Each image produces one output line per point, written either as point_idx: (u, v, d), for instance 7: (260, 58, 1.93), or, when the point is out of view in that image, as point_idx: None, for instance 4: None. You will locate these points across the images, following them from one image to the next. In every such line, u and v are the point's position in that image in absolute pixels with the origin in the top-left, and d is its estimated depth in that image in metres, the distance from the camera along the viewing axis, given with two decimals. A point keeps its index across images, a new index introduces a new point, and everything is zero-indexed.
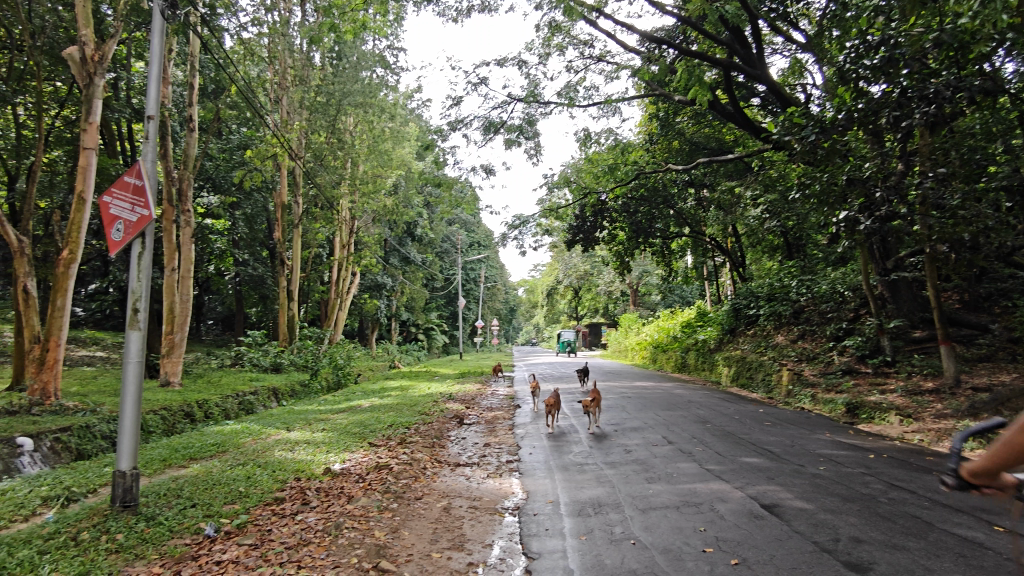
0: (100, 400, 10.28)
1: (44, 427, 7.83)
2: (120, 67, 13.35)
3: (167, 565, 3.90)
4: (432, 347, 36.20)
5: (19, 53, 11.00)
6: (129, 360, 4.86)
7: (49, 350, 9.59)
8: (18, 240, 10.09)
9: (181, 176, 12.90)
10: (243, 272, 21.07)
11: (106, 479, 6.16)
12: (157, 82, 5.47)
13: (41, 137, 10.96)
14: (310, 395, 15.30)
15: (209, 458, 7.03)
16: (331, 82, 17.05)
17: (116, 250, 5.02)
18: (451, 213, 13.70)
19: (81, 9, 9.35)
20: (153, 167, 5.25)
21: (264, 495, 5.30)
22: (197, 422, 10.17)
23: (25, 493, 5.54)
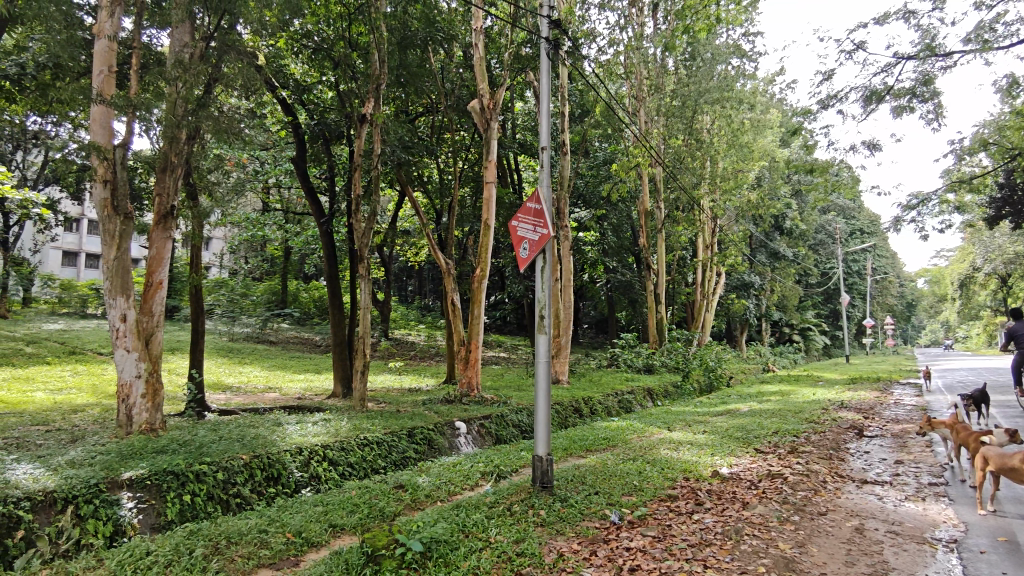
0: (508, 393, 12.10)
1: (472, 414, 9.55)
2: (507, 110, 15.67)
3: (585, 544, 4.34)
4: (810, 349, 33.10)
5: (438, 113, 13.74)
6: (541, 360, 5.55)
7: (472, 351, 11.63)
8: (446, 263, 12.53)
9: (558, 196, 14.36)
10: (613, 278, 22.48)
11: (525, 461, 7.21)
12: (547, 114, 6.22)
13: (455, 178, 13.43)
14: (683, 396, 15.45)
15: (602, 451, 7.66)
16: (687, 84, 17.07)
17: (524, 266, 5.87)
18: (828, 200, 12.32)
19: (478, 67, 11.25)
20: (549, 191, 5.93)
21: (658, 490, 5.52)
22: (585, 416, 11.19)
23: (469, 466, 6.85)
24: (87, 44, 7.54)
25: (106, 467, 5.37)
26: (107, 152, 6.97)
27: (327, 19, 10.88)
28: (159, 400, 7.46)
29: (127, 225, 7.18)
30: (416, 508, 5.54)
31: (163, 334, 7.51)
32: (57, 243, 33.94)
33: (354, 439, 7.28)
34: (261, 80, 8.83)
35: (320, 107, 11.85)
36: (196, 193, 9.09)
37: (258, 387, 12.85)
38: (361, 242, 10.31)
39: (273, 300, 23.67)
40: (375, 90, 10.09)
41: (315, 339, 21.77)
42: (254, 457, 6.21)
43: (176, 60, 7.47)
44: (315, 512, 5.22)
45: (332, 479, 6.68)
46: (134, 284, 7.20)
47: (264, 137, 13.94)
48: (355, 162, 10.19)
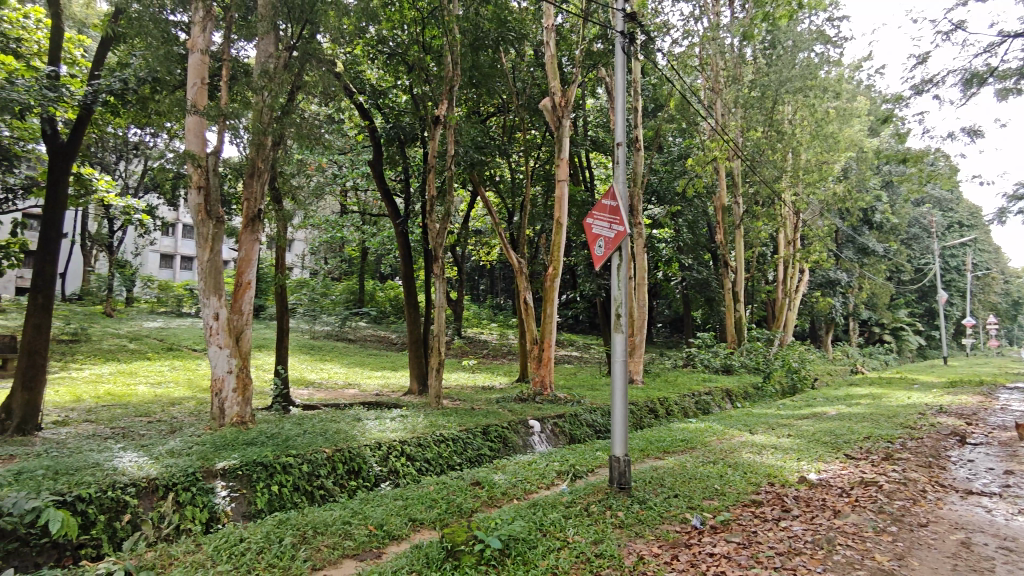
0: (582, 393, 12.00)
1: (546, 413, 9.53)
2: (578, 107, 15.55)
3: (666, 548, 4.24)
4: (903, 350, 31.20)
5: (510, 112, 13.78)
6: (617, 359, 5.47)
7: (545, 350, 11.62)
8: (519, 262, 12.56)
9: (631, 193, 14.14)
10: (689, 276, 21.97)
11: (601, 461, 7.13)
12: (621, 109, 6.12)
13: (527, 177, 13.43)
14: (764, 398, 14.89)
15: (680, 453, 7.47)
16: (766, 74, 16.43)
17: (600, 263, 5.80)
18: (923, 191, 11.56)
19: (550, 65, 11.22)
20: (625, 187, 5.84)
21: (741, 495, 5.34)
22: (661, 417, 10.95)
23: (545, 465, 6.84)
24: (181, 58, 7.98)
25: (202, 457, 5.69)
26: (201, 160, 7.39)
27: (401, 25, 11.12)
28: (248, 394, 7.83)
29: (219, 228, 7.59)
30: (493, 505, 5.58)
31: (252, 331, 7.89)
32: (156, 247, 36.31)
33: (431, 436, 7.41)
34: (340, 87, 9.12)
35: (394, 111, 12.12)
36: (281, 197, 9.49)
37: (338, 384, 13.31)
38: (435, 242, 10.46)
39: (352, 300, 24.48)
40: (448, 92, 10.22)
41: (392, 337, 22.35)
42: (336, 451, 6.42)
43: (262, 70, 7.82)
44: (396, 506, 5.33)
45: (409, 473, 6.81)
46: (225, 284, 7.60)
47: (342, 141, 14.41)
48: (429, 163, 10.35)
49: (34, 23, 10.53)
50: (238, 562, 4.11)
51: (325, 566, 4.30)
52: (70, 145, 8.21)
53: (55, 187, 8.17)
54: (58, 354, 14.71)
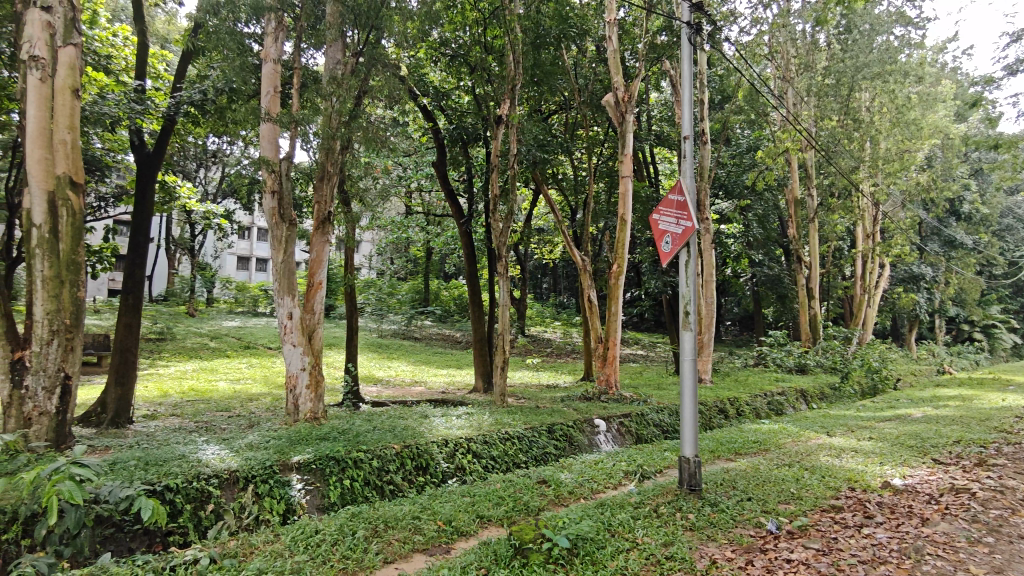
0: (648, 392, 11.78)
1: (612, 412, 9.42)
2: (642, 102, 15.30)
3: (740, 553, 4.12)
4: (996, 349, 29.19)
5: (572, 110, 13.70)
6: (685, 358, 5.35)
7: (610, 349, 11.47)
8: (582, 260, 12.45)
9: (698, 188, 13.79)
10: (759, 272, 21.27)
11: (670, 462, 6.99)
12: (688, 102, 5.96)
13: (590, 174, 13.30)
14: (842, 399, 14.24)
15: (753, 455, 7.23)
16: (841, 60, 15.71)
17: (667, 260, 5.72)
18: (1017, 178, 10.77)
19: (613, 60, 11.07)
20: (693, 182, 5.70)
21: (819, 500, 5.12)
22: (731, 418, 10.64)
23: (612, 465, 6.76)
24: (256, 69, 8.34)
25: (278, 451, 5.91)
26: (274, 166, 7.67)
27: (463, 26, 11.21)
28: (321, 390, 8.09)
29: (292, 231, 7.86)
30: (560, 504, 5.56)
31: (323, 329, 8.14)
32: (233, 249, 38.10)
33: (496, 434, 7.46)
34: (404, 90, 9.28)
35: (458, 112, 12.25)
36: (349, 200, 9.75)
37: (405, 381, 13.59)
38: (499, 241, 10.50)
39: (417, 299, 24.95)
40: (510, 92, 10.24)
41: (456, 336, 22.63)
42: (405, 447, 6.54)
43: (331, 77, 8.07)
44: (464, 502, 5.39)
45: (476, 470, 6.87)
46: (298, 285, 7.86)
47: (407, 144, 14.69)
48: (492, 162, 10.39)
49: (122, 41, 11.21)
50: (314, 552, 4.25)
51: (397, 559, 4.39)
52: (156, 154, 8.68)
53: (143, 195, 8.67)
54: (146, 352, 15.65)
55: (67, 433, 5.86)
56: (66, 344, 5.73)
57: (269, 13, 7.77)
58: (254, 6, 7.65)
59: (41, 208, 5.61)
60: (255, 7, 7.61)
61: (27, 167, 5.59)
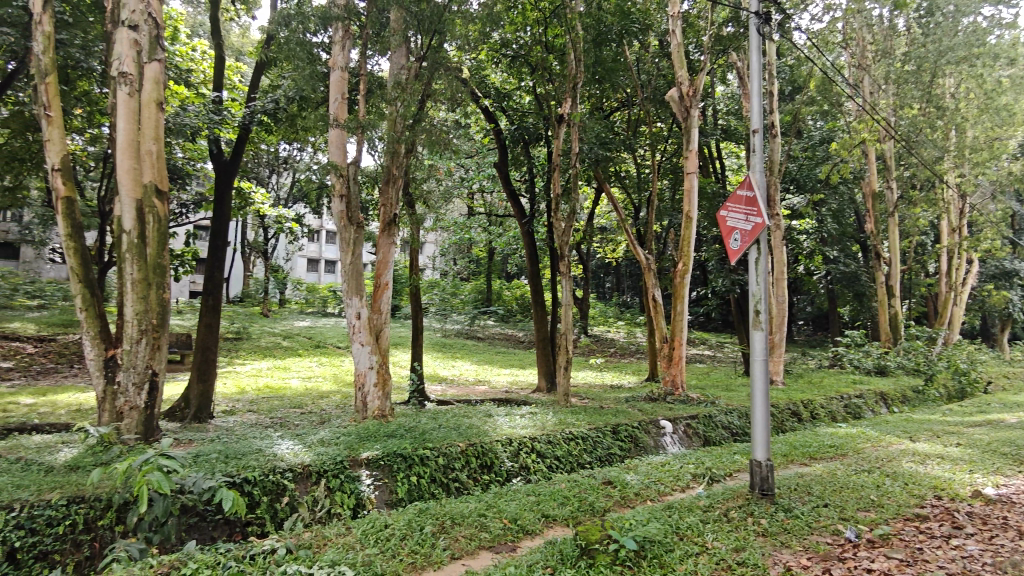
0: (716, 393, 11.50)
1: (678, 413, 9.23)
2: (707, 96, 14.93)
3: (816, 561, 3.96)
4: None
5: (635, 106, 13.51)
6: (756, 358, 5.18)
7: (675, 349, 11.24)
8: (646, 258, 12.25)
9: (768, 183, 13.34)
10: (834, 270, 20.39)
11: (740, 466, 6.79)
12: (758, 94, 5.77)
13: (654, 171, 13.07)
14: (926, 403, 13.48)
15: (829, 460, 6.94)
16: (923, 44, 14.87)
17: (736, 257, 5.55)
18: None
19: (677, 55, 10.86)
20: (763, 176, 5.52)
21: (903, 508, 4.86)
22: (805, 421, 10.24)
23: (679, 467, 6.63)
24: (324, 77, 8.62)
25: (348, 447, 6.09)
26: (342, 170, 7.90)
27: (524, 27, 11.25)
28: (388, 388, 8.27)
29: (359, 233, 8.07)
30: (626, 506, 5.50)
31: (390, 329, 8.32)
32: (304, 252, 39.56)
33: (561, 433, 7.43)
34: (466, 92, 9.38)
35: (519, 112, 12.31)
36: (413, 202, 9.93)
37: (469, 380, 13.75)
38: (561, 241, 10.46)
39: (480, 299, 25.20)
40: (572, 90, 10.18)
41: (519, 335, 22.72)
42: (469, 445, 6.61)
43: (396, 82, 8.24)
44: (529, 501, 5.40)
45: (540, 470, 6.88)
46: (366, 285, 8.06)
47: (469, 145, 14.86)
48: (554, 162, 10.36)
49: (200, 55, 11.79)
50: (384, 546, 4.35)
51: (463, 555, 4.45)
52: (233, 161, 9.09)
53: (220, 201, 9.09)
54: (225, 351, 16.45)
55: (155, 427, 6.21)
56: (153, 343, 6.08)
57: (337, 22, 8.01)
58: (323, 16, 7.91)
59: (131, 215, 5.97)
60: (324, 17, 7.87)
61: (118, 178, 5.96)
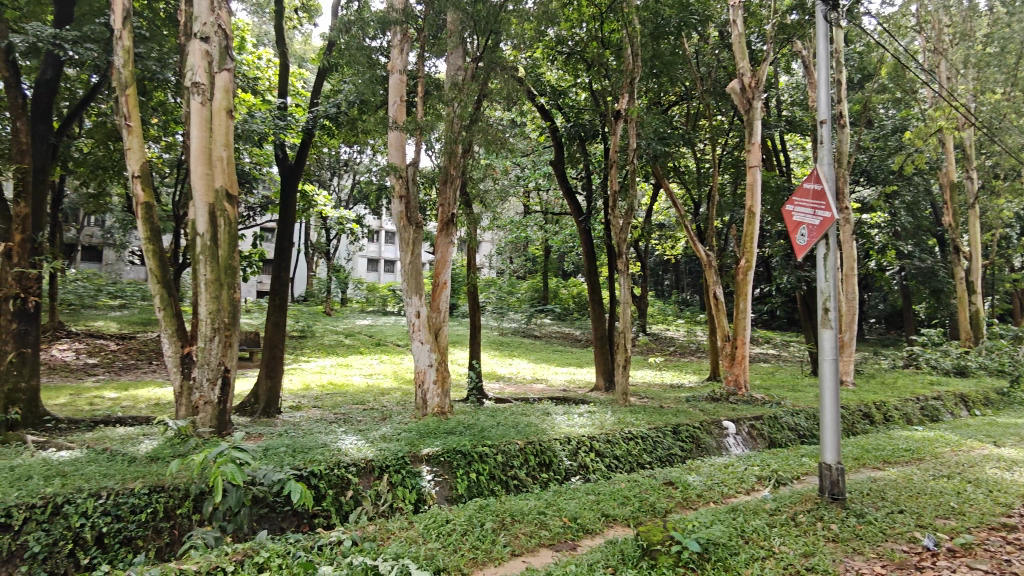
0: (782, 394, 11.13)
1: (742, 414, 9.00)
2: (770, 87, 14.45)
3: (891, 569, 3.79)
4: None
5: (694, 100, 13.22)
6: (825, 357, 4.99)
7: (738, 348, 10.95)
8: (707, 255, 11.98)
9: (836, 175, 12.82)
10: (908, 265, 19.42)
11: (808, 469, 6.56)
12: (824, 84, 5.55)
13: (714, 165, 12.75)
14: (1012, 406, 12.69)
15: (905, 465, 6.63)
16: (1007, 25, 13.97)
17: (803, 254, 5.35)
18: None
19: (738, 46, 10.57)
20: (831, 168, 5.31)
21: (987, 517, 4.60)
22: (878, 424, 9.81)
23: (744, 469, 6.45)
24: (384, 80, 8.81)
25: (409, 443, 6.20)
26: (401, 171, 8.05)
27: (580, 23, 11.16)
28: (447, 386, 8.38)
29: (418, 233, 8.21)
30: (689, 507, 5.39)
31: (449, 327, 8.41)
32: (365, 253, 40.49)
33: (620, 433, 7.36)
34: (522, 91, 9.38)
35: (575, 109, 12.24)
36: (470, 201, 10.01)
37: (527, 379, 13.76)
38: (619, 239, 10.34)
39: (537, 298, 25.21)
40: (629, 85, 10.03)
41: (576, 334, 22.61)
42: (528, 443, 6.63)
43: (453, 83, 8.33)
44: (589, 500, 5.37)
45: (599, 470, 6.83)
46: (425, 284, 8.20)
47: (525, 144, 14.87)
48: (611, 159, 10.24)
49: (266, 63, 12.22)
50: (446, 541, 4.42)
51: (524, 552, 4.47)
52: (297, 165, 9.39)
53: (286, 204, 9.41)
54: (291, 349, 17.01)
55: (228, 421, 6.49)
56: (225, 341, 6.34)
57: (395, 26, 8.14)
58: (381, 21, 8.06)
59: (204, 219, 6.25)
60: (383, 22, 8.01)
61: (191, 183, 6.24)
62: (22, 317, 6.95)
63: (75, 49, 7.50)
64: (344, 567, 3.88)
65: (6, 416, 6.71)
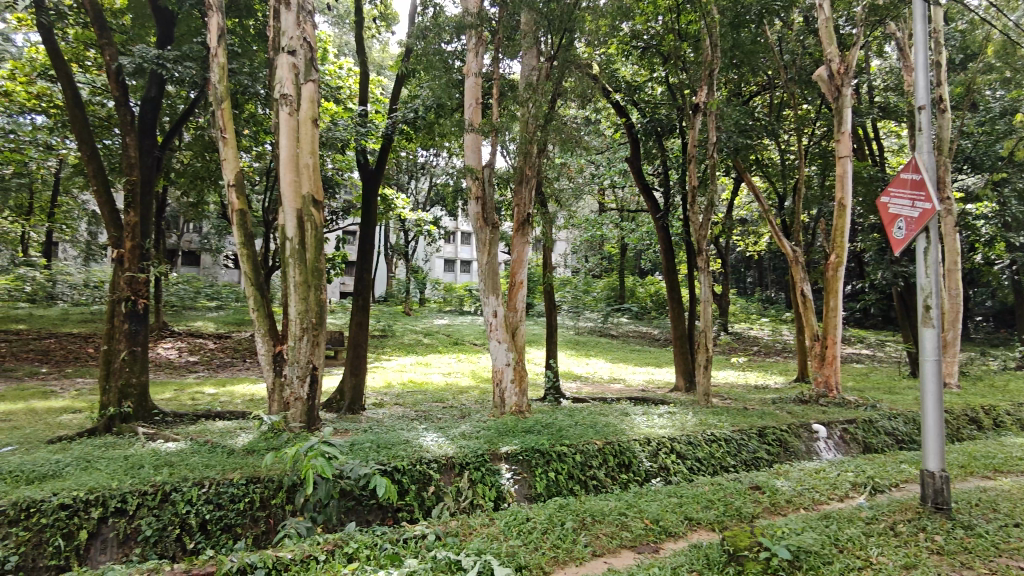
0: (877, 397, 10.53)
1: (833, 417, 8.58)
2: (861, 72, 13.68)
3: None
4: None
5: (778, 89, 12.70)
6: (926, 358, 4.68)
7: (828, 347, 10.44)
8: (793, 251, 11.48)
9: (936, 163, 11.98)
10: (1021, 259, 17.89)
11: (908, 477, 6.18)
12: (924, 65, 5.20)
13: (800, 157, 12.21)
14: None
15: (1019, 475, 6.12)
16: None
17: (901, 248, 5.04)
18: None
19: (823, 31, 10.10)
20: (932, 156, 4.97)
21: None
22: (987, 430, 9.10)
23: (836, 475, 6.15)
24: (460, 84, 8.97)
25: (489, 441, 6.29)
26: (478, 172, 8.17)
27: (655, 17, 10.95)
28: (525, 385, 8.42)
29: (495, 233, 8.30)
30: (777, 513, 5.20)
31: (526, 326, 8.44)
32: (442, 253, 41.26)
33: (702, 435, 7.17)
34: (597, 89, 9.31)
35: (651, 104, 12.04)
36: (546, 201, 10.02)
37: (605, 379, 13.64)
38: (699, 235, 10.07)
39: (614, 296, 24.92)
40: (708, 77, 9.76)
41: (654, 333, 22.19)
42: (607, 444, 6.57)
43: (527, 83, 8.37)
44: (671, 503, 5.28)
45: (681, 472, 6.68)
46: (502, 285, 8.27)
47: (600, 141, 14.74)
48: (690, 153, 10.01)
49: (348, 72, 12.68)
50: (527, 539, 4.45)
51: (605, 553, 4.44)
52: (377, 170, 9.70)
53: (367, 208, 9.74)
54: (374, 347, 17.58)
55: (316, 417, 6.79)
56: (313, 340, 6.63)
57: (470, 30, 8.27)
58: (457, 25, 8.21)
59: (293, 224, 6.55)
60: (458, 27, 8.16)
61: (282, 190, 6.56)
62: (133, 317, 7.52)
63: (177, 69, 8.05)
64: (428, 561, 3.98)
65: (120, 409, 7.27)
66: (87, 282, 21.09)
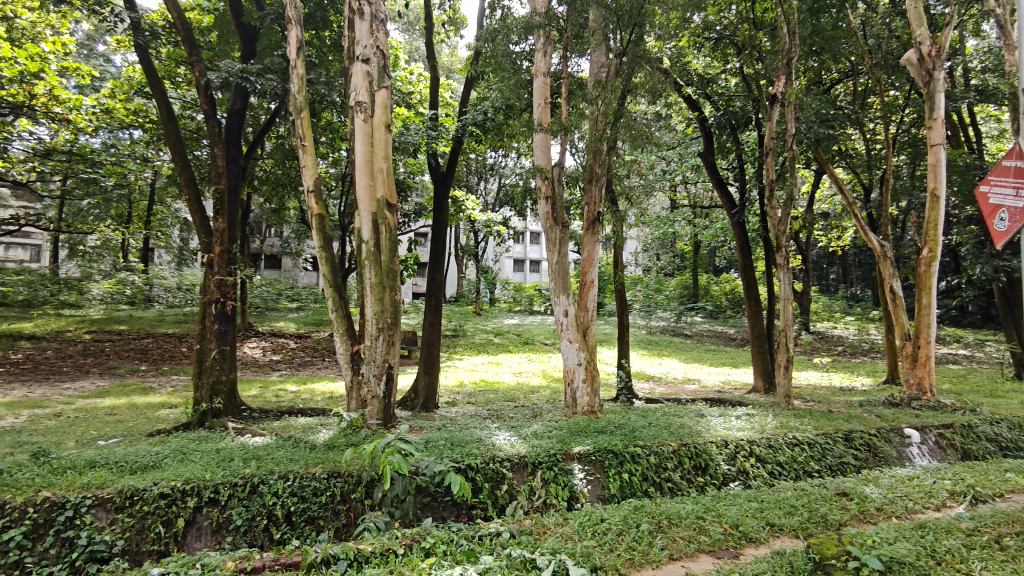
0: (977, 400, 9.84)
1: (927, 421, 8.08)
2: (955, 53, 12.80)
3: None
4: None
5: (861, 75, 12.07)
6: None
7: (921, 347, 9.83)
8: (881, 246, 10.87)
9: None
10: None
11: (1015, 486, 5.74)
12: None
13: (888, 146, 11.56)
14: None
15: None
16: None
17: (1002, 240, 4.70)
18: None
19: (912, 12, 9.54)
20: None
21: None
22: None
23: (932, 483, 5.79)
24: (528, 84, 9.01)
25: (562, 441, 6.28)
26: (547, 172, 8.17)
27: (728, 6, 10.63)
28: (597, 385, 8.34)
29: (565, 232, 8.27)
30: (866, 522, 4.95)
31: (597, 325, 8.36)
32: (511, 253, 41.53)
33: (783, 438, 6.91)
34: (667, 83, 9.13)
35: (724, 97, 11.69)
36: (617, 199, 9.91)
37: (680, 379, 13.34)
38: (777, 231, 9.70)
39: (687, 295, 24.36)
40: (785, 67, 9.40)
41: (730, 332, 21.55)
42: (682, 445, 6.42)
43: (596, 81, 8.31)
44: (751, 507, 5.11)
45: (761, 476, 6.46)
46: (572, 284, 8.23)
47: (672, 137, 14.44)
48: (766, 146, 9.67)
49: (419, 78, 12.95)
50: (602, 539, 4.42)
51: (682, 556, 4.35)
52: (448, 172, 9.85)
53: (439, 209, 9.92)
54: (447, 347, 17.89)
55: (392, 414, 6.96)
56: (389, 339, 6.81)
57: (538, 30, 8.30)
58: (525, 26, 8.24)
59: (368, 227, 6.75)
60: (527, 27, 8.19)
61: (357, 195, 6.77)
62: (222, 318, 7.95)
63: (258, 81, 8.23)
64: (503, 559, 4.02)
65: (212, 404, 7.72)
66: (180, 285, 22.47)
